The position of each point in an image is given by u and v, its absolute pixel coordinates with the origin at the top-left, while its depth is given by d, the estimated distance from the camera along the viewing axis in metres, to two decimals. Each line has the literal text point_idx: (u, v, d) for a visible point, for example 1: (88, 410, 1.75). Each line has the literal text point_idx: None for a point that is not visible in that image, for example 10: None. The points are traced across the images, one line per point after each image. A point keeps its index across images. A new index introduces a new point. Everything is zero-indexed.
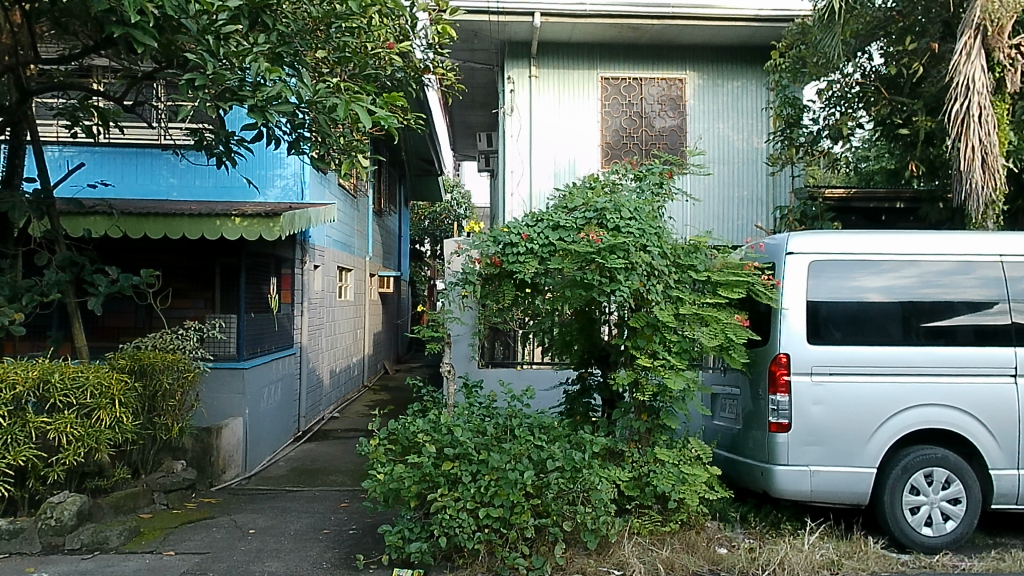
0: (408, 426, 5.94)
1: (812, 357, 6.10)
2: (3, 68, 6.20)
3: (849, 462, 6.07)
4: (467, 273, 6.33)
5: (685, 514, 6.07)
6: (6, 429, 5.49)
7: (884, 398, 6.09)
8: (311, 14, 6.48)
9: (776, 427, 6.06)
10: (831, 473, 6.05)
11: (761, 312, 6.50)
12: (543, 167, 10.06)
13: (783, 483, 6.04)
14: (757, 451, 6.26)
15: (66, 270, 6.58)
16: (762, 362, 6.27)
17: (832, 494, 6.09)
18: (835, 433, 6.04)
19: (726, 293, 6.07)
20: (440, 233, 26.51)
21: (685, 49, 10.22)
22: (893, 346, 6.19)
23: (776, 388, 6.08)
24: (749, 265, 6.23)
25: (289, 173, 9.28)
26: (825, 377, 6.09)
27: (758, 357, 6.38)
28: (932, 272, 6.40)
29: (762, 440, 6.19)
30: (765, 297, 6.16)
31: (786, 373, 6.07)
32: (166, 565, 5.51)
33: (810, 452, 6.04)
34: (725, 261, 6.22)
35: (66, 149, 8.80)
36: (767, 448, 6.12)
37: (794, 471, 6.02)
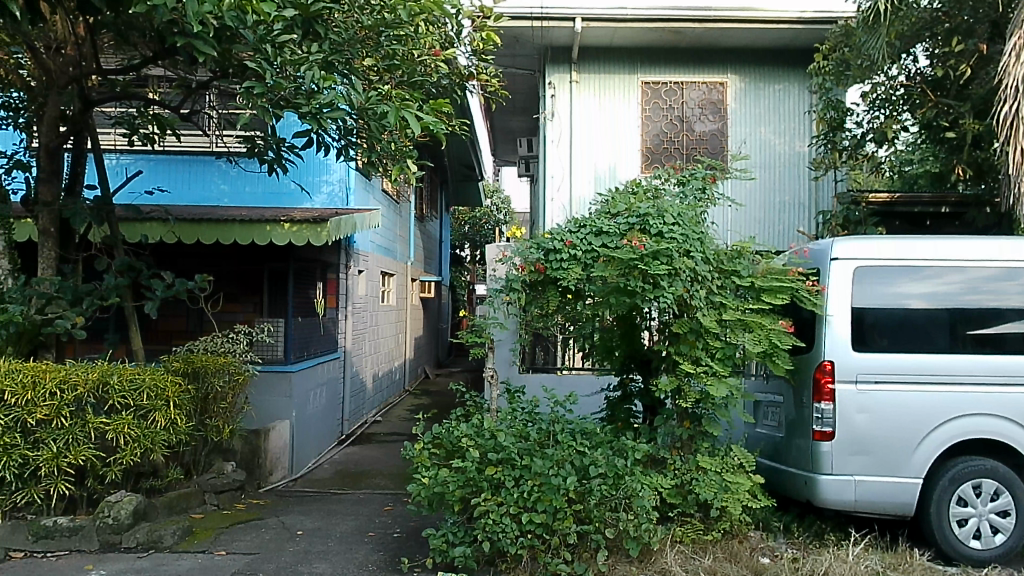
0: (452, 431, 5.97)
1: (857, 365, 6.00)
2: (67, 79, 6.37)
3: (895, 472, 5.96)
4: (511, 280, 6.32)
5: (728, 523, 6.03)
6: (67, 429, 5.66)
7: (931, 408, 5.98)
8: (362, 23, 6.55)
9: (820, 435, 5.97)
10: (876, 483, 5.94)
11: (805, 319, 6.43)
12: (584, 173, 10.05)
13: (827, 493, 5.94)
14: (800, 460, 6.17)
15: (124, 274, 6.73)
16: (806, 370, 6.18)
17: (876, 505, 5.98)
18: (880, 442, 5.95)
19: (770, 299, 5.99)
20: (479, 238, 26.72)
21: (726, 52, 10.13)
22: (939, 354, 6.07)
23: (821, 396, 5.99)
24: (793, 270, 6.14)
25: (335, 179, 9.37)
26: (871, 386, 5.99)
27: (803, 365, 6.28)
28: (977, 279, 6.27)
29: (805, 449, 6.09)
30: (809, 304, 6.07)
31: (831, 381, 5.98)
32: (218, 565, 5.60)
33: (855, 461, 5.95)
34: (768, 267, 6.16)
35: (123, 157, 9.06)
36: (811, 456, 6.03)
37: (838, 481, 5.93)
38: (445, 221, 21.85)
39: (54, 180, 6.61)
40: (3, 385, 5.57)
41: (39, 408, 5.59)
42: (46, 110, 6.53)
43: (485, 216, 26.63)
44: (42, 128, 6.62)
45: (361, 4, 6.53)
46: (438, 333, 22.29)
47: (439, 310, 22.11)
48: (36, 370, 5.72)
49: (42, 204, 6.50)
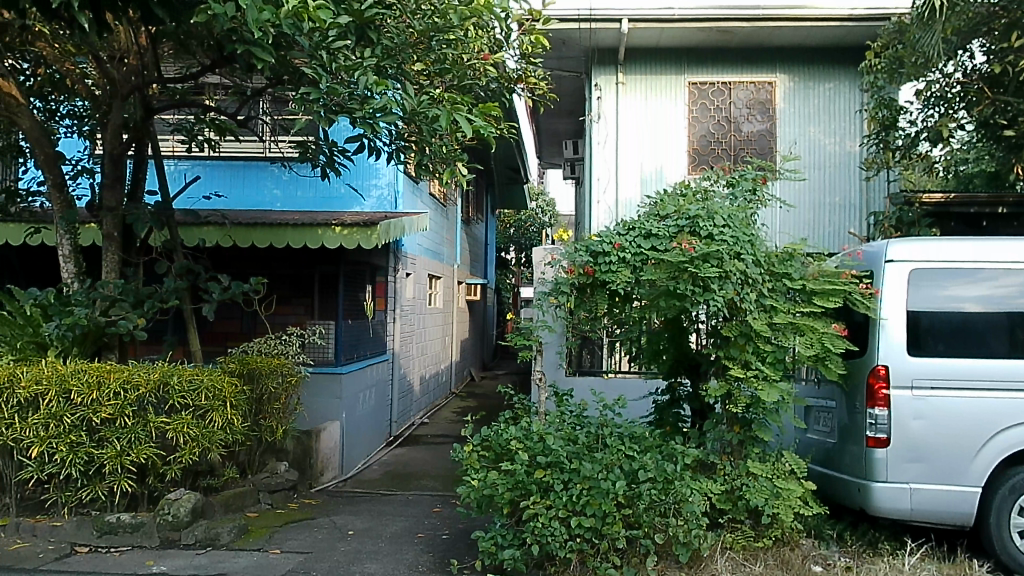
0: (500, 433, 5.98)
1: (912, 369, 5.84)
2: (131, 87, 6.55)
3: (953, 481, 5.78)
4: (559, 283, 6.26)
5: (779, 530, 5.91)
6: (130, 427, 5.81)
7: (990, 415, 5.78)
8: (414, 28, 6.68)
9: (873, 442, 5.82)
10: (933, 491, 5.77)
11: (858, 322, 6.27)
12: (630, 175, 9.95)
13: (882, 502, 5.79)
14: (853, 467, 6.01)
15: (183, 278, 6.90)
16: (859, 375, 6.04)
17: (933, 514, 5.81)
18: (937, 450, 5.77)
19: (823, 302, 5.86)
20: (525, 241, 26.70)
21: (776, 52, 9.93)
22: (997, 359, 5.88)
23: (874, 402, 5.84)
24: (845, 273, 6.00)
25: (384, 183, 9.46)
26: (926, 392, 5.82)
27: (855, 369, 6.12)
28: None
29: (859, 455, 5.94)
30: (862, 307, 5.91)
31: (885, 387, 5.83)
32: (272, 563, 5.69)
33: (911, 469, 5.78)
34: (820, 268, 6.02)
35: (181, 163, 9.28)
36: (865, 463, 5.88)
37: (893, 489, 5.77)
38: (490, 224, 21.87)
39: (117, 186, 6.81)
40: (69, 385, 5.75)
41: (103, 407, 5.75)
42: (110, 119, 6.70)
43: (530, 219, 26.66)
44: (106, 135, 6.81)
45: (413, 9, 6.62)
46: (483, 335, 22.32)
47: (485, 314, 22.15)
48: (100, 370, 5.90)
49: (106, 209, 6.70)
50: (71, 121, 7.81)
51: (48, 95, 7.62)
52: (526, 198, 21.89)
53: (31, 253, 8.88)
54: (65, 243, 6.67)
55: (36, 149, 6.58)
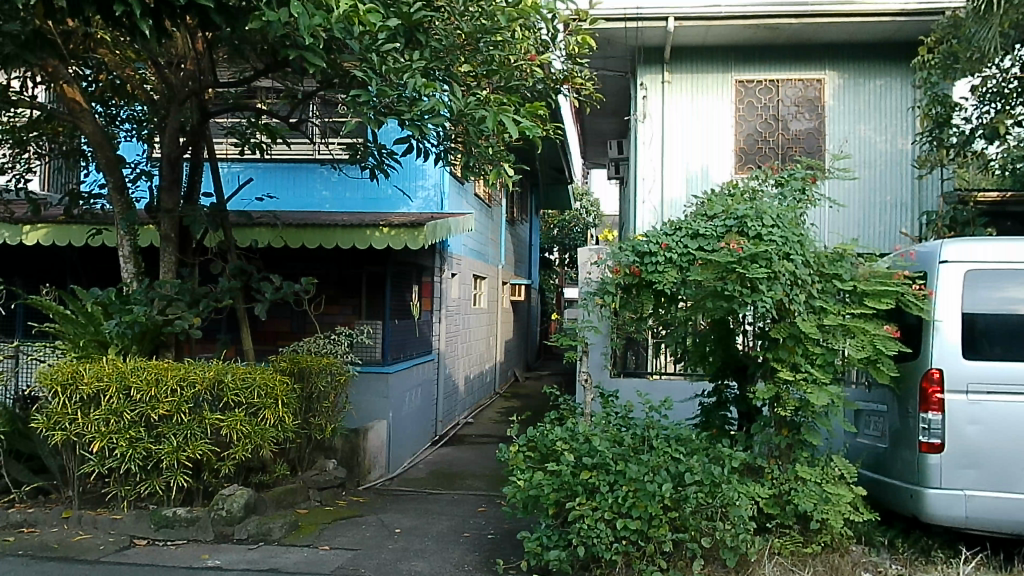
0: (546, 434, 5.97)
1: (968, 373, 5.68)
2: (188, 92, 6.71)
3: (1010, 488, 5.59)
4: (604, 284, 6.22)
5: (829, 536, 5.80)
6: (186, 424, 5.95)
7: None
8: (462, 30, 6.77)
9: (927, 447, 5.68)
10: (989, 498, 5.59)
11: (911, 324, 6.12)
12: (676, 174, 9.85)
13: (936, 509, 5.63)
14: (905, 472, 5.88)
15: (236, 278, 7.04)
16: (912, 378, 5.89)
17: (989, 522, 5.62)
18: (994, 456, 5.60)
19: (875, 303, 5.73)
20: (570, 242, 26.66)
21: (826, 48, 9.71)
22: None
23: (928, 406, 5.70)
24: (898, 273, 5.86)
25: (430, 184, 9.52)
26: (983, 396, 5.64)
27: (908, 373, 5.96)
28: None
29: (911, 461, 5.80)
30: (915, 308, 5.76)
31: (939, 391, 5.69)
32: (322, 559, 5.79)
33: (966, 476, 5.61)
34: (872, 269, 5.89)
35: (233, 165, 9.52)
36: (918, 469, 5.74)
37: (948, 495, 5.61)
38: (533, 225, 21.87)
39: (174, 189, 6.97)
40: (129, 381, 5.91)
41: (161, 403, 5.91)
42: (168, 123, 6.90)
43: (575, 220, 26.63)
44: (163, 139, 6.99)
45: (461, 11, 6.71)
46: (527, 336, 22.33)
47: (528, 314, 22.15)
48: (159, 367, 6.05)
49: (164, 211, 6.87)
50: (131, 124, 8.08)
51: (108, 100, 7.87)
52: (570, 199, 21.79)
53: (92, 254, 9.17)
54: (125, 244, 6.85)
55: (97, 152, 6.78)
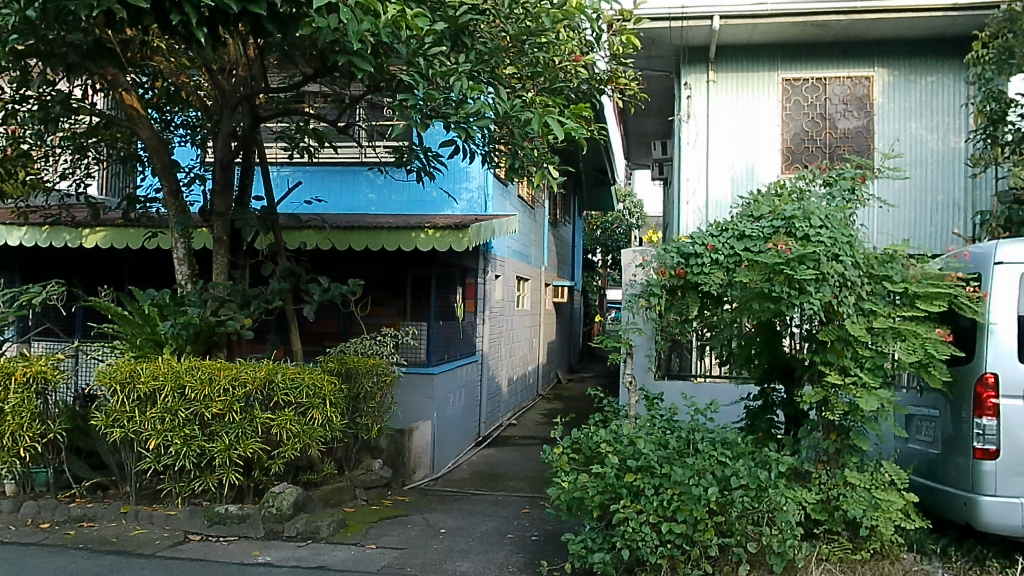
0: (591, 436, 5.95)
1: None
2: (240, 98, 6.85)
3: None
4: (650, 286, 6.17)
5: (879, 543, 5.67)
6: (238, 422, 6.08)
7: None
8: (507, 33, 6.85)
9: (982, 454, 5.52)
10: None
11: (964, 326, 5.98)
12: (720, 174, 9.73)
13: (991, 517, 5.46)
14: (959, 479, 5.72)
15: (286, 279, 7.16)
16: (966, 383, 5.74)
17: None
18: None
19: (926, 306, 5.57)
20: (612, 243, 26.54)
21: (875, 45, 9.49)
22: None
23: (983, 411, 5.55)
24: (951, 275, 5.71)
25: (474, 186, 9.56)
26: None
27: (962, 377, 5.80)
28: None
29: (965, 467, 5.65)
30: (969, 311, 5.61)
31: (994, 396, 5.53)
32: (370, 558, 5.85)
33: (1022, 483, 5.41)
34: (924, 271, 5.74)
35: (282, 169, 9.70)
36: (973, 476, 5.58)
37: (1003, 503, 5.43)
38: (575, 226, 21.80)
39: (226, 193, 7.11)
40: (184, 380, 6.07)
41: (214, 402, 6.04)
42: (221, 128, 7.03)
43: (618, 222, 26.49)
44: (216, 144, 7.15)
45: (506, 14, 6.78)
46: (569, 337, 22.25)
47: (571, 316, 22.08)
48: (212, 367, 6.20)
49: (217, 214, 7.05)
50: (185, 130, 8.29)
51: (164, 107, 8.07)
52: (613, 200, 21.65)
53: (147, 256, 9.45)
54: (180, 247, 7.02)
55: (154, 157, 6.96)
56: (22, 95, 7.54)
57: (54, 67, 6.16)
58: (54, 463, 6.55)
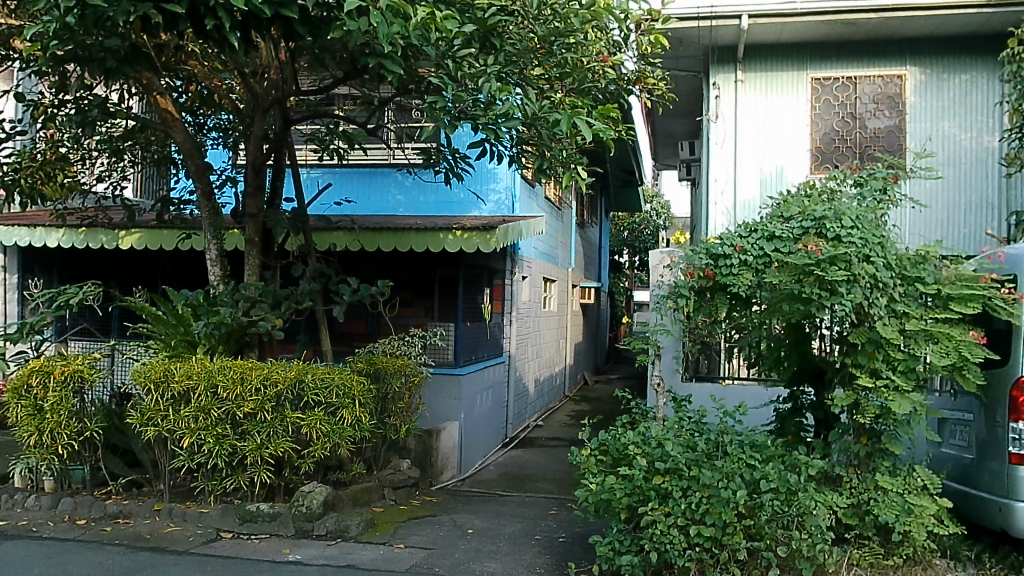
0: (618, 438, 5.92)
1: None
2: (271, 101, 6.92)
3: None
4: (678, 287, 6.19)
5: (911, 549, 5.58)
6: (269, 422, 6.14)
7: None
8: (536, 34, 6.89)
9: (1017, 459, 5.42)
10: None
11: (999, 328, 5.87)
12: (749, 175, 9.65)
13: None
14: (994, 485, 5.62)
15: (316, 280, 7.22)
16: (1001, 386, 5.63)
17: None
18: None
19: (960, 308, 5.47)
20: (640, 245, 26.44)
21: (907, 43, 9.34)
22: None
23: (1018, 415, 5.44)
24: (986, 277, 5.58)
25: (502, 188, 9.56)
26: None
27: (998, 380, 5.68)
28: None
29: (1000, 472, 5.56)
30: (1005, 313, 5.45)
31: None
32: (398, 557, 5.88)
33: None
34: (957, 272, 5.63)
35: (312, 171, 9.80)
36: (1007, 481, 5.48)
37: None
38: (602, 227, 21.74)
39: (258, 195, 7.19)
40: (216, 380, 6.14)
41: (246, 402, 6.11)
42: (253, 130, 7.12)
43: (645, 222, 26.37)
44: (248, 146, 7.24)
45: (535, 15, 6.82)
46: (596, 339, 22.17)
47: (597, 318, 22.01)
48: (244, 367, 6.27)
49: (249, 216, 7.14)
50: (217, 133, 8.42)
51: (198, 110, 8.21)
52: (642, 201, 21.50)
53: (181, 257, 9.56)
54: (212, 248, 7.11)
55: (187, 160, 7.07)
56: (61, 100, 7.70)
57: (92, 72, 6.28)
58: (91, 461, 6.69)
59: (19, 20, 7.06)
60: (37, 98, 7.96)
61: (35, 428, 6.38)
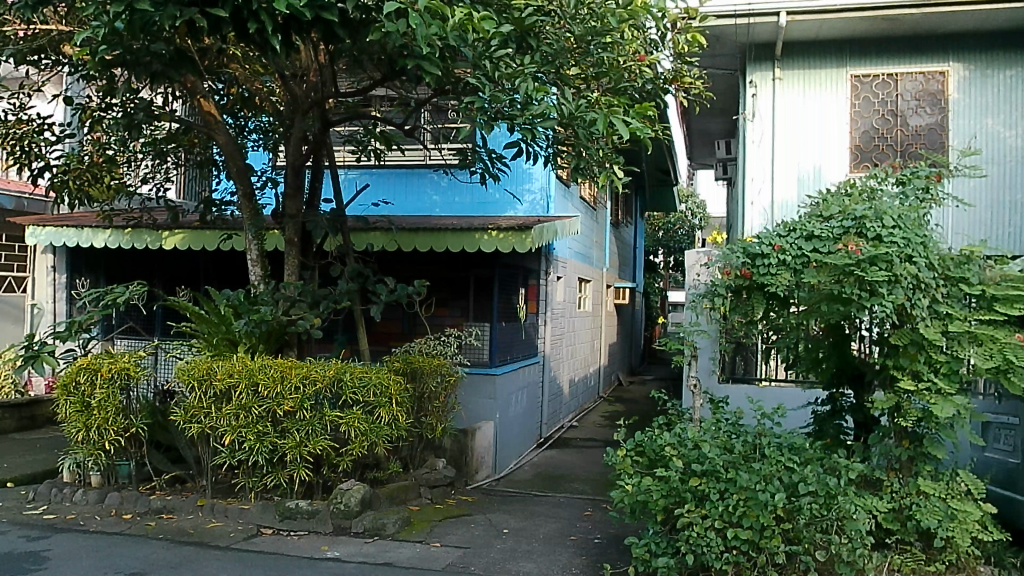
0: (654, 439, 5.87)
1: None
2: (311, 102, 7.01)
3: None
4: (714, 287, 6.03)
5: (954, 555, 5.45)
6: (308, 420, 6.22)
7: None
8: (572, 33, 6.88)
9: None
10: None
11: None
12: (787, 174, 9.52)
13: None
14: None
15: (354, 280, 7.29)
16: None
17: None
18: None
19: (1005, 309, 5.34)
20: (675, 245, 26.27)
21: (949, 39, 9.13)
22: None
23: None
24: None
25: (537, 188, 9.49)
26: None
27: None
28: None
29: None
30: None
31: None
32: (435, 556, 5.91)
33: None
34: (1002, 273, 5.54)
35: (349, 172, 9.92)
36: None
37: None
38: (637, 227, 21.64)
39: (297, 196, 7.29)
40: (257, 378, 6.23)
41: (286, 400, 6.19)
42: (293, 132, 7.21)
43: (680, 222, 26.20)
44: (289, 148, 7.34)
45: (572, 15, 6.82)
46: (631, 340, 22.07)
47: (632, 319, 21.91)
48: (283, 366, 6.35)
49: (288, 217, 7.23)
50: (257, 135, 8.56)
51: (239, 113, 8.36)
52: (676, 201, 21.29)
53: (222, 258, 9.75)
54: (253, 248, 7.22)
55: (230, 162, 7.19)
56: (108, 103, 7.89)
57: (138, 75, 6.42)
58: (136, 457, 6.84)
59: (69, 25, 7.25)
60: (85, 102, 8.16)
61: (82, 424, 6.52)
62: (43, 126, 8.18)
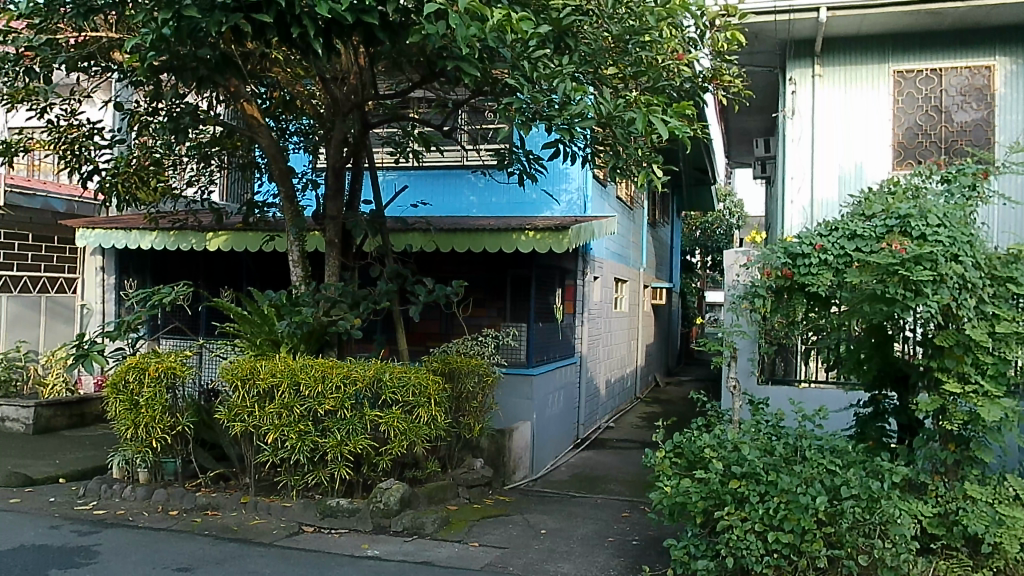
0: (693, 441, 5.83)
1: None
2: (351, 105, 7.10)
3: None
4: (754, 288, 5.98)
5: (1002, 562, 5.30)
6: (349, 419, 6.30)
7: None
8: (611, 32, 6.86)
9: None
10: None
11: None
12: (828, 172, 9.38)
13: None
14: None
15: (393, 280, 7.34)
16: None
17: None
18: None
19: None
20: (712, 245, 26.05)
21: (995, 32, 8.89)
22: None
23: None
24: None
25: (574, 188, 9.49)
26: None
27: None
28: None
29: None
30: None
31: None
32: (474, 555, 5.94)
33: None
34: None
35: (388, 173, 10.01)
36: None
37: None
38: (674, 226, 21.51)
39: (337, 197, 7.37)
40: (299, 377, 6.32)
41: (327, 399, 6.28)
42: (333, 134, 7.30)
43: (718, 222, 25.97)
44: (329, 150, 7.43)
45: (610, 14, 6.80)
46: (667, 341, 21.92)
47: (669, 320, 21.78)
48: (324, 365, 6.44)
49: (329, 218, 7.32)
50: (298, 137, 8.70)
51: (280, 116, 8.50)
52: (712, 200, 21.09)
53: (263, 259, 9.90)
54: (295, 249, 7.32)
55: (272, 164, 7.29)
56: (154, 107, 8.07)
57: (184, 80, 6.56)
58: (182, 454, 6.98)
59: (118, 32, 7.43)
60: (133, 105, 8.36)
61: (131, 421, 6.67)
62: (93, 131, 8.39)
